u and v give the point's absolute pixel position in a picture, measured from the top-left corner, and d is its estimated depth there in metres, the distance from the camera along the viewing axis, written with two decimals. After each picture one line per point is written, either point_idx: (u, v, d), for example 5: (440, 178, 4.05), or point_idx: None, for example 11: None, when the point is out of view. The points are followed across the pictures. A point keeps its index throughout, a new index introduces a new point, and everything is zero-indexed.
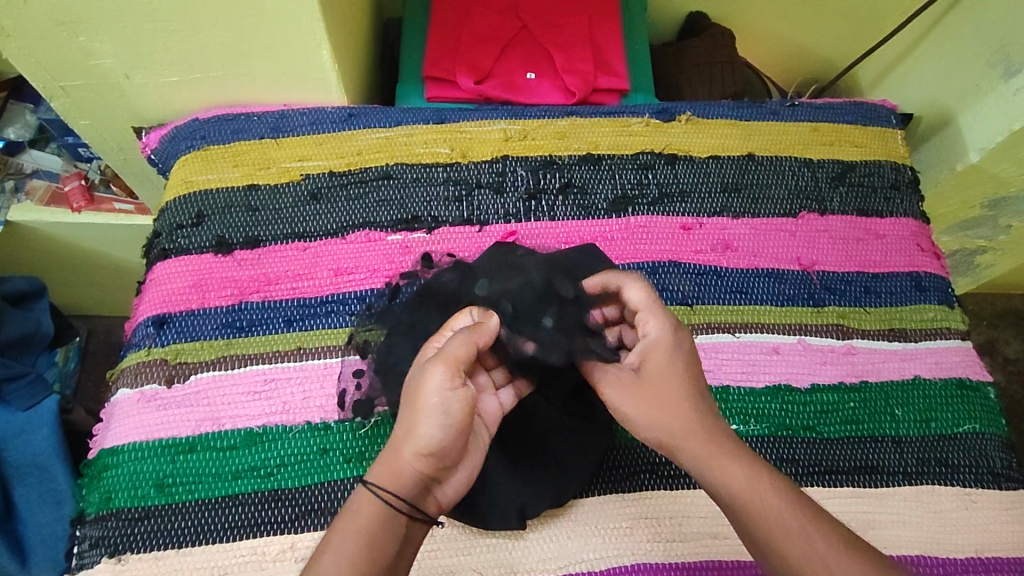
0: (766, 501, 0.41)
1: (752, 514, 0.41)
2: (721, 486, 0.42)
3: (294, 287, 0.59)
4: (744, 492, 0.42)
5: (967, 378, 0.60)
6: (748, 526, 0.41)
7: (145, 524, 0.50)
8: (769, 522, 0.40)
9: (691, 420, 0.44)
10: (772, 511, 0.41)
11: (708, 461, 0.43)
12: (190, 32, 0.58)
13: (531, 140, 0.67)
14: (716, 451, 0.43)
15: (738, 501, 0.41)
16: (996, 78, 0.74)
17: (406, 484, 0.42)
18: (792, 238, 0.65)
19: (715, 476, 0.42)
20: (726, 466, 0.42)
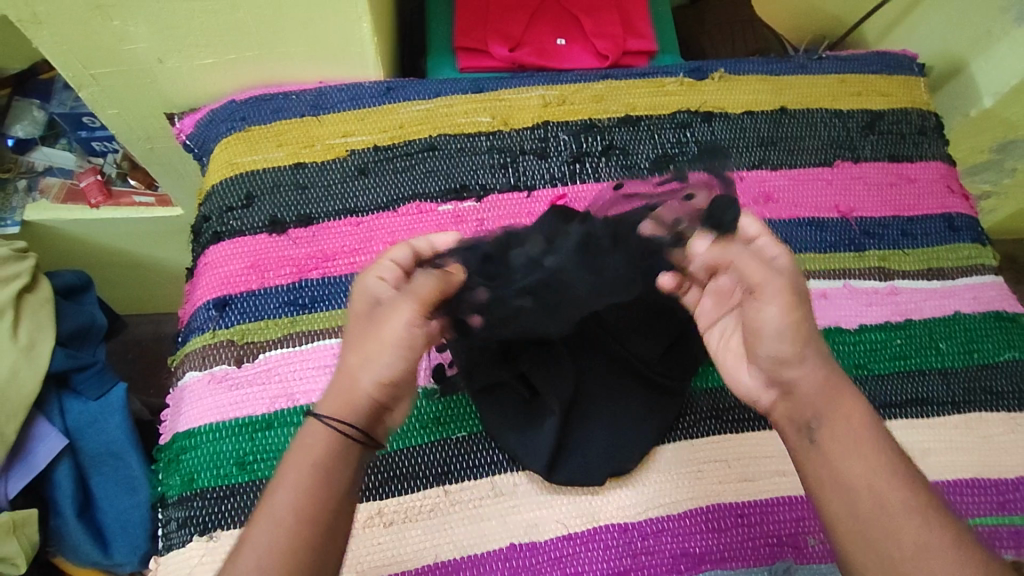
0: (868, 456, 0.42)
1: (852, 460, 0.42)
2: (822, 421, 0.44)
3: (352, 261, 0.59)
4: (852, 441, 0.43)
5: (1004, 311, 0.63)
6: (840, 468, 0.42)
7: (231, 502, 0.51)
8: (867, 474, 0.42)
9: (823, 359, 0.45)
10: (869, 463, 0.42)
11: (825, 396, 0.44)
12: (230, 9, 0.57)
13: (570, 104, 0.67)
14: (841, 402, 0.44)
15: (846, 446, 0.43)
16: (1010, 22, 0.77)
17: (357, 413, 0.43)
18: (829, 186, 0.67)
19: (827, 415, 0.44)
20: (851, 416, 0.44)
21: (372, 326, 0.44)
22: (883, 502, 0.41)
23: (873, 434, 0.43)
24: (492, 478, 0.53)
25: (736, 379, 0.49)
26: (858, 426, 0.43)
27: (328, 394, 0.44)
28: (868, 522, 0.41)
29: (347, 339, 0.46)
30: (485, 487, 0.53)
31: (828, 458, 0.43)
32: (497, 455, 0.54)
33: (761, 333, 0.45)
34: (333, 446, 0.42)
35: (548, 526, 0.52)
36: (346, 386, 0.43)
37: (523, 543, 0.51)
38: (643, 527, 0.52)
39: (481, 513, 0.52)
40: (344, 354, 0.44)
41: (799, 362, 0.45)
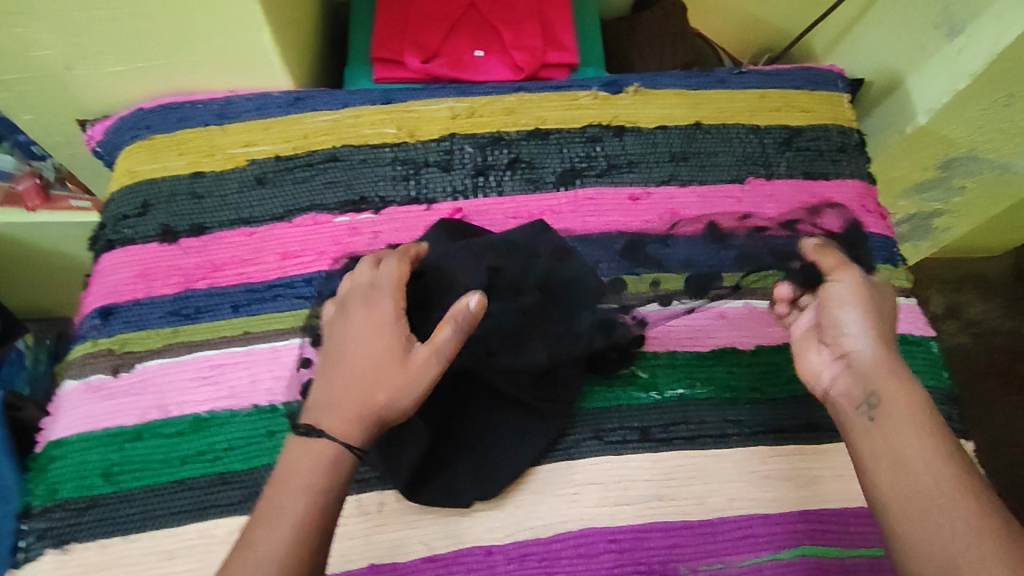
0: (919, 431, 0.39)
1: (908, 437, 0.39)
2: (886, 398, 0.41)
3: (241, 272, 0.59)
4: (907, 415, 0.40)
5: (911, 334, 0.62)
6: (900, 447, 0.39)
7: (91, 514, 0.51)
8: (919, 447, 0.39)
9: (880, 335, 0.44)
10: (926, 438, 0.39)
11: (896, 371, 0.42)
12: (127, 20, 0.56)
13: (479, 117, 0.66)
14: (897, 376, 0.42)
15: (903, 424, 0.40)
16: (942, 39, 0.74)
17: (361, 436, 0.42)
18: (738, 204, 0.65)
19: (885, 390, 0.41)
20: (913, 391, 0.41)
21: (402, 363, 0.43)
22: (929, 478, 0.37)
23: (924, 409, 0.41)
24: (358, 495, 0.52)
25: (802, 362, 0.48)
26: (908, 401, 0.41)
27: (331, 412, 0.42)
28: (920, 510, 0.37)
29: (352, 362, 0.44)
30: (350, 505, 0.52)
31: (887, 437, 0.40)
32: (366, 473, 0.53)
33: (844, 308, 0.45)
34: (337, 464, 0.41)
35: (411, 547, 0.51)
36: (359, 408, 0.42)
37: (384, 564, 0.51)
38: (508, 550, 0.52)
39: (345, 532, 0.51)
40: (360, 378, 0.43)
41: (874, 337, 0.44)
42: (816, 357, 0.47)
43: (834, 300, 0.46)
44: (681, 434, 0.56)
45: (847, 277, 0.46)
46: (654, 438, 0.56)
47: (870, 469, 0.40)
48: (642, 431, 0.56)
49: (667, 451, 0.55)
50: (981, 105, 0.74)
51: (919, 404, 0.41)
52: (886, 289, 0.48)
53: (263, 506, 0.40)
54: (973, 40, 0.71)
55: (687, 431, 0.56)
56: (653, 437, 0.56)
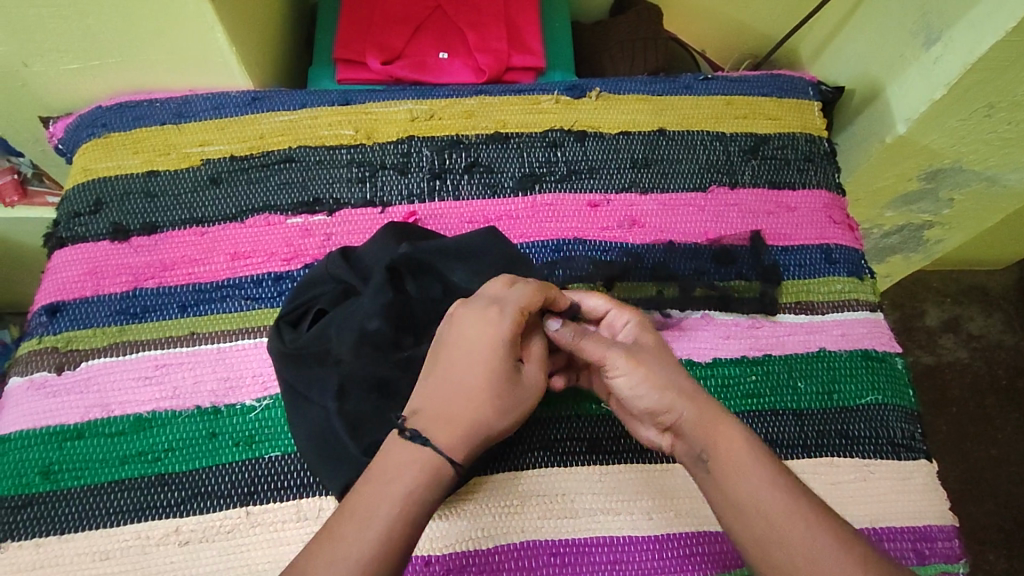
0: (754, 474, 0.42)
1: (743, 483, 0.42)
2: (711, 454, 0.43)
3: (191, 272, 0.59)
4: (739, 463, 0.42)
5: (872, 349, 0.60)
6: (734, 490, 0.42)
7: (28, 512, 0.50)
8: (765, 491, 0.41)
9: (693, 397, 0.45)
10: (763, 483, 0.41)
11: (712, 424, 0.44)
12: (78, 17, 0.57)
13: (437, 120, 0.66)
14: (722, 428, 0.44)
15: (735, 471, 0.42)
16: (919, 48, 0.71)
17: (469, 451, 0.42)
18: (700, 212, 0.64)
19: (711, 447, 0.43)
20: (733, 440, 0.43)
21: (516, 386, 0.44)
22: (773, 510, 0.40)
23: (753, 450, 0.43)
24: (296, 501, 0.51)
25: (637, 433, 0.50)
26: (737, 451, 0.43)
27: (438, 424, 0.42)
28: (772, 537, 0.40)
29: (454, 375, 0.43)
30: (287, 510, 0.51)
31: (720, 487, 0.42)
32: (305, 477, 0.52)
33: (638, 394, 0.46)
34: (436, 477, 0.40)
35: None
36: (465, 426, 0.42)
37: None
38: (447, 561, 0.50)
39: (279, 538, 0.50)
40: (473, 399, 0.43)
41: (672, 407, 0.45)
42: (646, 424, 0.49)
43: (620, 382, 0.46)
44: (631, 447, 0.54)
45: (616, 349, 0.46)
46: (603, 450, 0.54)
47: (724, 514, 0.42)
48: (591, 442, 0.54)
49: (616, 464, 0.54)
50: (961, 115, 0.69)
51: (757, 451, 0.43)
52: (644, 332, 0.49)
53: (344, 510, 0.39)
54: (948, 49, 0.66)
55: (637, 444, 0.55)
56: (602, 449, 0.54)
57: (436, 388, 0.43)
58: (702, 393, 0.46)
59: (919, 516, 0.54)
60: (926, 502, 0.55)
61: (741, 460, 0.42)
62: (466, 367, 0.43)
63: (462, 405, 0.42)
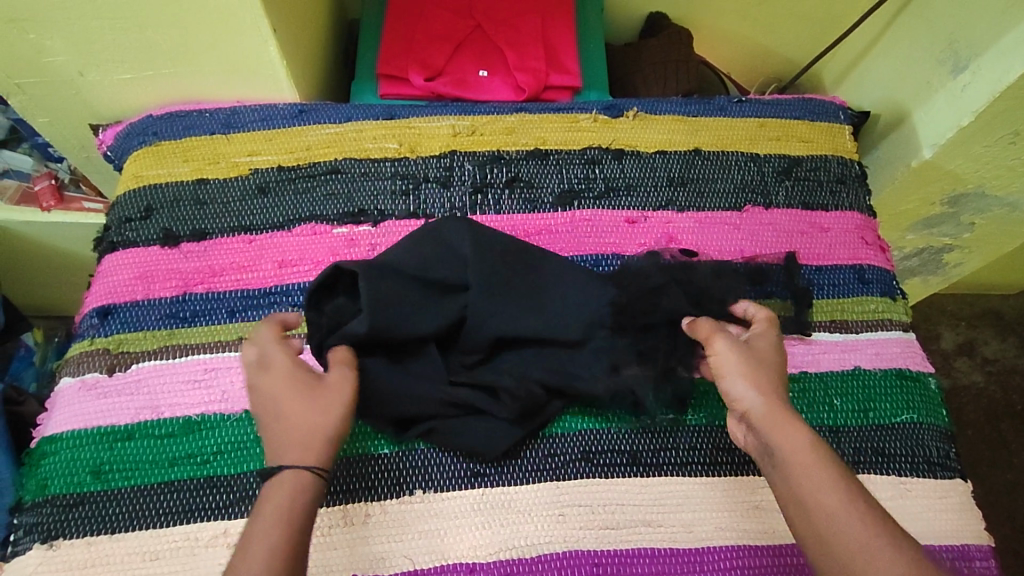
0: (818, 469, 0.42)
1: (813, 480, 0.42)
2: (777, 447, 0.44)
3: (239, 278, 0.60)
4: (803, 458, 0.43)
5: (907, 369, 0.61)
6: (801, 488, 0.42)
7: (79, 511, 0.51)
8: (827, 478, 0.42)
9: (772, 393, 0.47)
10: (826, 483, 0.42)
11: (772, 425, 0.45)
12: (136, 29, 0.59)
13: (479, 135, 0.67)
14: (788, 425, 0.45)
15: (806, 470, 0.43)
16: (946, 75, 0.72)
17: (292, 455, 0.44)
18: (736, 231, 0.65)
19: (774, 441, 0.45)
20: (795, 438, 0.44)
21: (316, 389, 0.47)
22: (836, 515, 0.40)
23: (817, 452, 0.43)
24: (343, 506, 0.52)
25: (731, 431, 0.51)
26: (803, 452, 0.43)
27: (286, 449, 0.45)
28: (830, 530, 0.40)
29: (279, 405, 0.47)
30: (335, 515, 0.52)
31: (790, 484, 0.43)
32: (352, 483, 0.53)
33: (726, 376, 0.48)
34: (301, 488, 0.43)
35: (395, 562, 0.51)
36: (310, 434, 0.45)
37: None
38: (491, 569, 0.51)
39: (328, 543, 0.51)
40: (301, 415, 0.46)
41: (750, 396, 0.47)
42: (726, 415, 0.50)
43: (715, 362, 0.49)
44: (671, 459, 0.55)
45: (728, 345, 0.49)
46: (644, 462, 0.55)
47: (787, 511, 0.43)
48: (632, 454, 0.55)
49: (657, 477, 0.55)
50: (987, 142, 0.70)
51: (827, 457, 0.43)
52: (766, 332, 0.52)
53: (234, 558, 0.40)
54: (976, 78, 0.68)
55: (678, 457, 0.55)
56: (643, 461, 0.55)
57: (284, 418, 0.46)
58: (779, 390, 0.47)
59: (957, 535, 0.55)
60: (962, 520, 0.55)
61: (805, 459, 0.43)
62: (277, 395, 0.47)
63: (296, 421, 0.46)
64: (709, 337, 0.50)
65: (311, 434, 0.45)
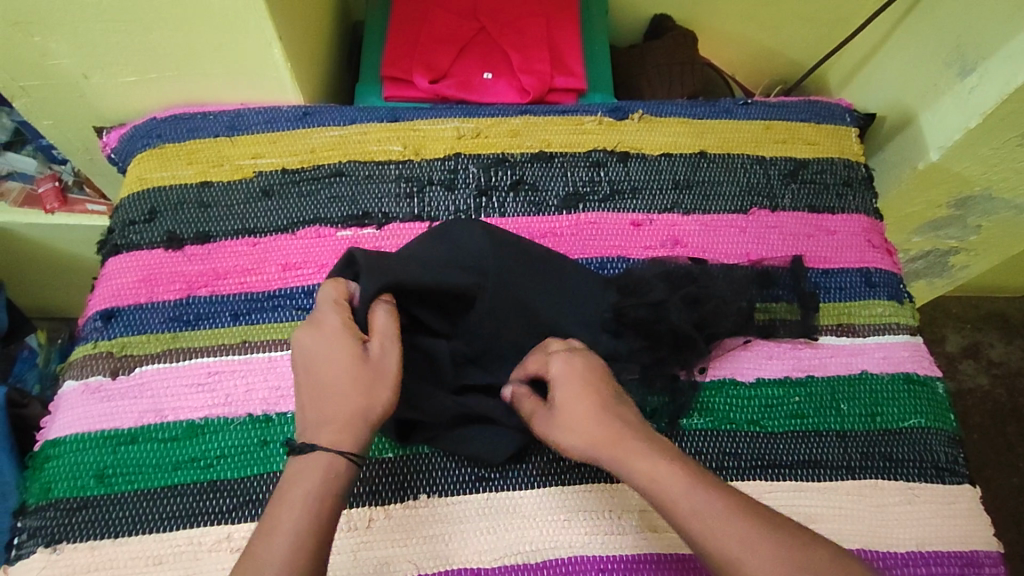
0: (684, 489, 0.41)
1: (677, 510, 0.41)
2: (633, 478, 0.43)
3: (243, 281, 0.60)
4: (659, 488, 0.42)
5: (914, 373, 0.60)
6: (678, 516, 0.41)
7: (82, 515, 0.51)
8: (693, 498, 0.41)
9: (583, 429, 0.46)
10: (689, 500, 0.41)
11: (621, 462, 0.44)
12: (142, 32, 0.58)
13: (483, 138, 0.67)
14: (637, 457, 0.44)
15: (668, 501, 0.41)
16: (953, 77, 0.72)
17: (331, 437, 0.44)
18: (741, 234, 0.65)
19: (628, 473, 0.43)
20: (643, 468, 0.43)
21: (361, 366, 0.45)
22: (713, 530, 0.39)
23: (669, 469, 0.43)
24: (347, 511, 0.52)
25: None
26: (657, 474, 0.42)
27: (323, 426, 0.44)
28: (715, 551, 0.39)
29: (322, 378, 0.45)
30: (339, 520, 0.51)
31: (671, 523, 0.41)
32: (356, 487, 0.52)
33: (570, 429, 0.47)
34: (332, 471, 0.43)
35: (399, 567, 0.50)
36: (349, 416, 0.44)
37: None
38: (496, 574, 0.51)
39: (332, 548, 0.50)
40: (344, 395, 0.45)
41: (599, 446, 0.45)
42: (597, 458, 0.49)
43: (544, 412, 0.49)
44: None
45: (580, 390, 0.48)
46: None
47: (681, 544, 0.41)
48: None
49: None
50: (994, 144, 0.69)
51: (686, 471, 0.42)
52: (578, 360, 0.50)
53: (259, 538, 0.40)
54: (984, 80, 0.67)
55: None
56: None
57: (330, 391, 0.45)
58: (626, 419, 0.46)
59: (966, 541, 0.54)
60: (971, 527, 0.55)
61: (668, 484, 0.42)
62: (328, 361, 0.46)
63: (337, 400, 0.44)
64: (554, 381, 0.49)
65: (351, 418, 0.44)
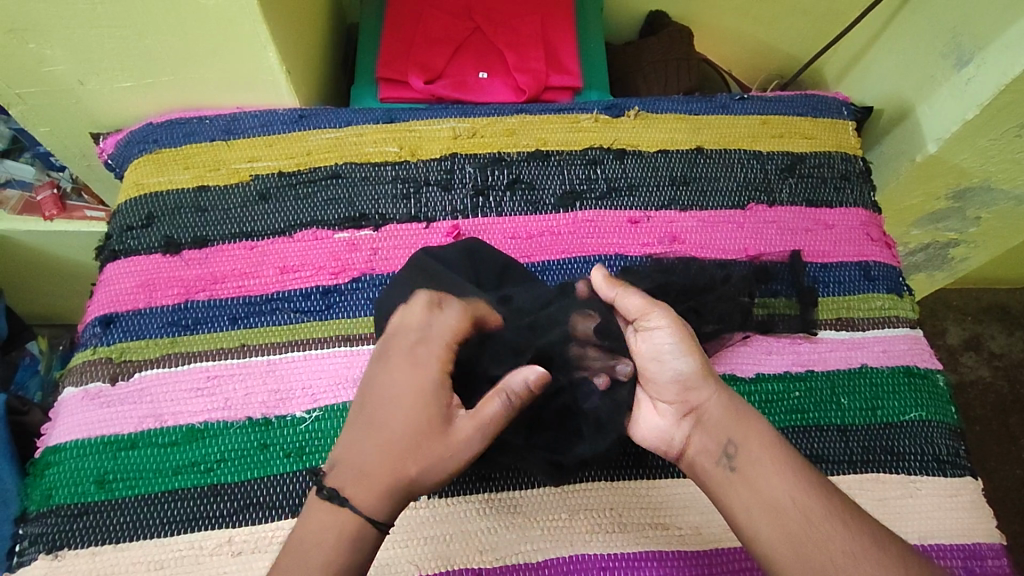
0: (787, 467, 0.43)
1: (770, 474, 0.43)
2: (737, 442, 0.45)
3: (241, 285, 0.60)
4: (769, 458, 0.44)
5: (915, 366, 0.60)
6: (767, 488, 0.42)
7: (83, 521, 0.51)
8: (795, 488, 0.42)
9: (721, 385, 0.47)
10: (784, 477, 0.43)
11: (741, 434, 0.45)
12: (136, 37, 0.58)
13: (479, 137, 0.67)
14: (747, 423, 0.45)
15: (761, 465, 0.43)
16: (950, 68, 0.71)
17: (370, 503, 0.41)
18: (739, 230, 0.65)
19: (738, 436, 0.45)
20: (762, 442, 0.44)
21: (443, 442, 0.42)
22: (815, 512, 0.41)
23: (780, 449, 0.44)
24: None
25: (646, 423, 0.49)
26: (764, 451, 0.44)
27: (365, 483, 0.41)
28: (805, 530, 0.41)
29: (389, 430, 0.42)
30: None
31: (752, 485, 0.43)
32: None
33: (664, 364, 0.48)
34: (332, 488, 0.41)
35: (399, 568, 0.50)
36: (395, 480, 0.41)
37: None
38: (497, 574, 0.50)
39: None
40: (401, 455, 0.41)
41: (700, 386, 0.47)
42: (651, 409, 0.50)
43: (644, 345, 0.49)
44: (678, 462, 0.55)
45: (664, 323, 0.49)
46: (650, 464, 0.55)
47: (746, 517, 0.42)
48: (638, 457, 0.55)
49: (664, 479, 0.54)
50: (992, 135, 0.69)
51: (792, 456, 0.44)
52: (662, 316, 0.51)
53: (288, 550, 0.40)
54: (981, 71, 0.67)
55: None
56: (649, 463, 0.55)
57: (383, 450, 0.42)
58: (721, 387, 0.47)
59: (969, 534, 0.54)
60: (975, 519, 0.55)
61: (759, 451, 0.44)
62: (394, 415, 0.42)
63: (396, 462, 0.41)
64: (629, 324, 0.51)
65: (398, 483, 0.41)
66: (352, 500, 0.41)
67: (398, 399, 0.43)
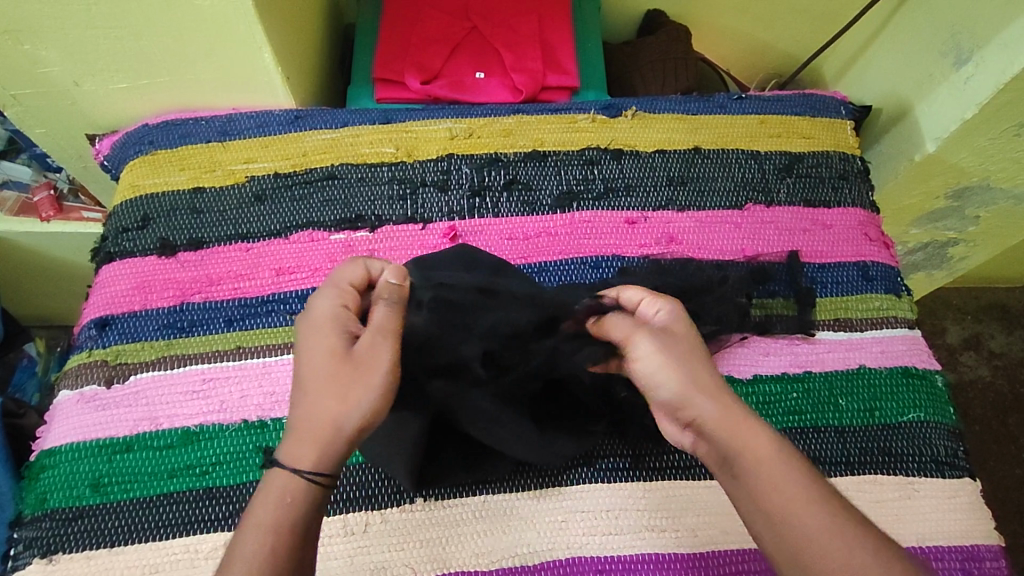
0: (792, 482, 0.38)
1: (773, 491, 0.38)
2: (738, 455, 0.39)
3: (236, 287, 0.60)
4: (771, 465, 0.39)
5: (913, 367, 0.60)
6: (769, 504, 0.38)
7: (78, 525, 0.51)
8: (800, 505, 0.37)
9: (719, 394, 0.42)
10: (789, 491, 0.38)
11: (740, 446, 0.40)
12: (131, 38, 0.58)
13: (476, 138, 0.67)
14: (748, 429, 0.40)
15: (760, 482, 0.38)
16: (949, 67, 0.71)
17: (294, 452, 0.40)
18: (737, 230, 0.65)
19: (736, 448, 0.40)
20: (770, 450, 0.39)
21: (351, 368, 0.41)
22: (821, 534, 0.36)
23: (784, 463, 0.39)
24: (342, 516, 0.51)
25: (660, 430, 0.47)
26: (767, 464, 0.39)
27: (291, 436, 0.41)
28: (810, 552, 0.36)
29: (305, 374, 0.42)
30: (334, 526, 0.51)
31: (750, 498, 0.39)
32: (351, 491, 0.52)
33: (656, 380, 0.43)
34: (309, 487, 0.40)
35: (396, 571, 0.50)
36: (317, 424, 0.40)
37: None
38: None
39: (327, 553, 0.50)
40: (315, 396, 0.41)
41: (695, 399, 0.41)
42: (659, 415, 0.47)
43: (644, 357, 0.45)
44: (676, 463, 0.55)
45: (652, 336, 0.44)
46: (647, 466, 0.54)
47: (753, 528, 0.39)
48: (635, 459, 0.55)
49: (661, 481, 0.54)
50: (991, 134, 0.69)
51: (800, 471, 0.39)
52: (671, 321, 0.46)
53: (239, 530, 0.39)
54: (980, 70, 0.67)
55: (682, 461, 0.55)
56: (646, 465, 0.54)
57: (304, 395, 0.41)
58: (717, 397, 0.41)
59: (967, 535, 0.54)
60: (973, 521, 0.54)
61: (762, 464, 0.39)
62: (305, 359, 0.43)
63: (314, 406, 0.41)
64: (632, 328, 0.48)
65: (322, 426, 0.40)
66: (279, 454, 0.40)
67: (309, 342, 0.43)
